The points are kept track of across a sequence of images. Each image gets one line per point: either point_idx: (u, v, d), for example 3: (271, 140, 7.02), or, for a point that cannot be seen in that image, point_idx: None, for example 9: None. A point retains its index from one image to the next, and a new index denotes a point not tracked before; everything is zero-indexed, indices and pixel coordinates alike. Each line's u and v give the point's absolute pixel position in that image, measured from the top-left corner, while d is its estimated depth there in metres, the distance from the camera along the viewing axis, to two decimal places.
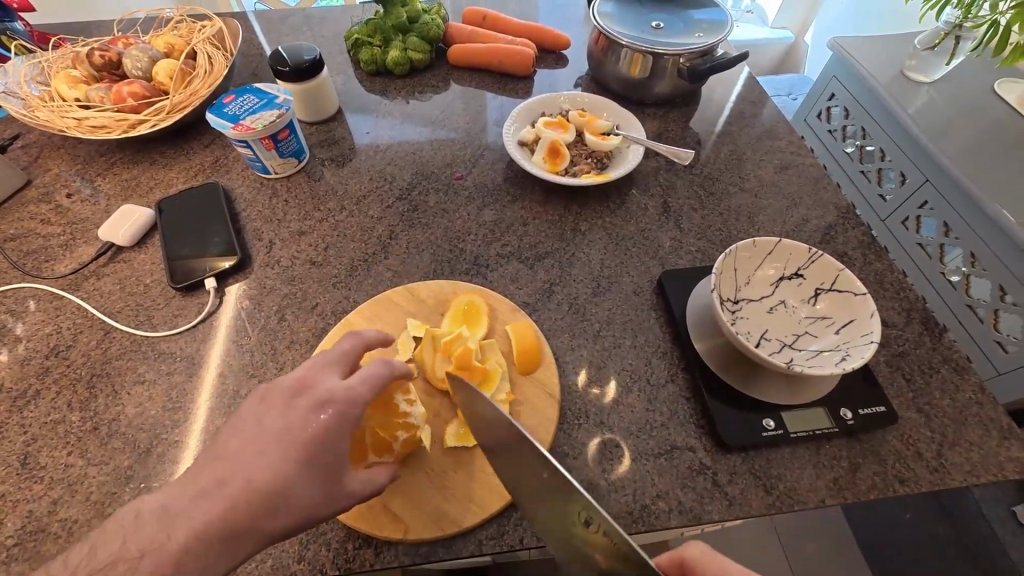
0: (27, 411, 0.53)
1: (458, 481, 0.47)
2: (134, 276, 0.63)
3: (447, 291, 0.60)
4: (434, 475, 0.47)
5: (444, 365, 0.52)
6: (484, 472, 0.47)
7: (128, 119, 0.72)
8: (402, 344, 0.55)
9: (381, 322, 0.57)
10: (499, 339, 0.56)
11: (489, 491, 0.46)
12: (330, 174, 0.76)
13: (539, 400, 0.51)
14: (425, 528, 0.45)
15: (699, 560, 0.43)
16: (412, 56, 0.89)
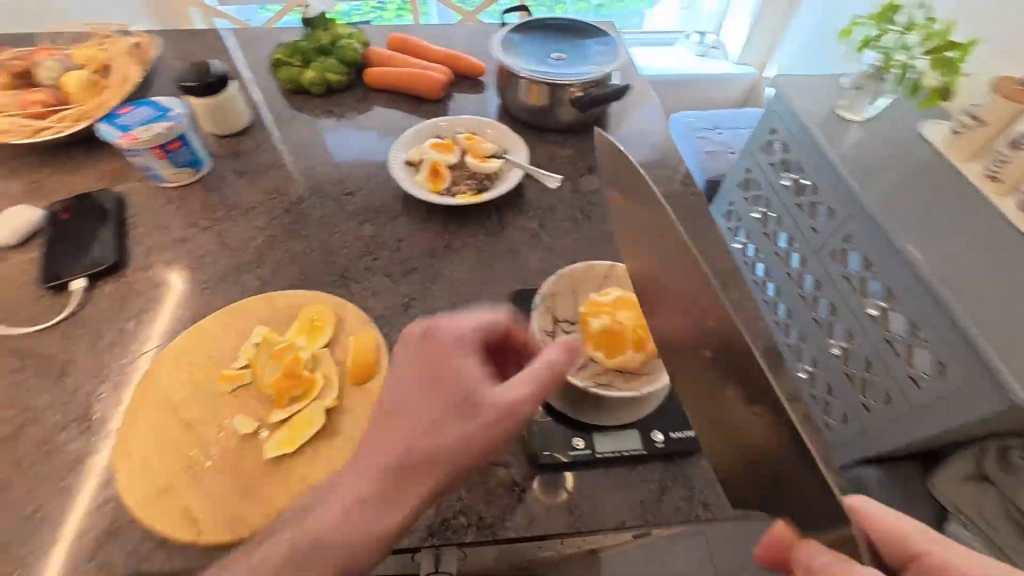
0: None
1: (264, 489, 0.48)
2: (9, 276, 0.66)
3: (304, 300, 0.61)
4: (241, 480, 0.48)
5: (271, 374, 0.54)
6: (290, 479, 0.48)
7: (32, 125, 0.75)
8: (243, 352, 0.57)
9: (231, 330, 0.59)
10: (337, 349, 0.57)
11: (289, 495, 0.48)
12: (227, 185, 0.79)
13: (363, 409, 0.53)
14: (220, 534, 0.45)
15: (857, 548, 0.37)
16: (330, 77, 0.92)
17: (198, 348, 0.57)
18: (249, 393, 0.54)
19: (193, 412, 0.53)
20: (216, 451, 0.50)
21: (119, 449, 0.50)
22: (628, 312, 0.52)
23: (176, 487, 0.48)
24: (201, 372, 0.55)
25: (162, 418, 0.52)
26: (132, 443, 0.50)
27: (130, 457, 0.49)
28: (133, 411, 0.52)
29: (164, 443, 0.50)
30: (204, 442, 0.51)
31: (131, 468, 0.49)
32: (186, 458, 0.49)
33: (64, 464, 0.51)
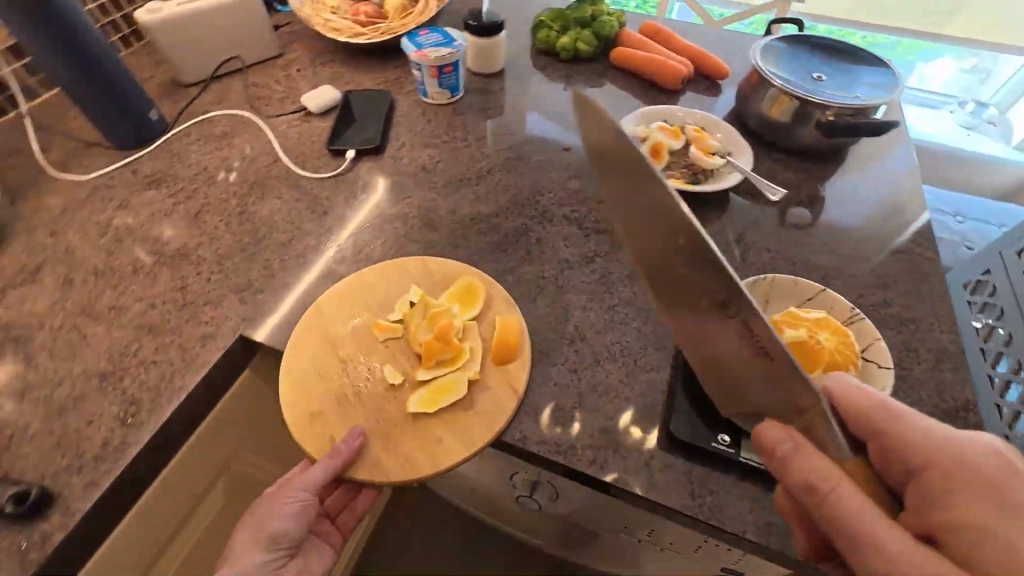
0: (213, 188, 0.77)
1: (403, 440, 0.52)
2: (309, 134, 0.86)
3: (454, 271, 0.64)
4: (381, 432, 0.52)
5: (421, 333, 0.57)
6: (427, 439, 0.52)
7: (354, 29, 0.96)
8: (398, 303, 0.61)
9: (387, 281, 0.63)
10: (481, 323, 0.59)
11: (424, 455, 0.51)
12: (470, 114, 0.91)
13: (496, 391, 0.54)
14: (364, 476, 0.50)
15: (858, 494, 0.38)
16: (580, 47, 1.00)
17: (359, 289, 0.62)
18: (396, 344, 0.58)
19: (346, 349, 0.58)
20: (363, 393, 0.55)
21: (284, 370, 0.56)
22: (829, 335, 0.48)
23: (326, 418, 0.54)
24: (359, 313, 0.61)
25: (321, 349, 0.58)
26: (296, 367, 0.57)
27: (293, 380, 0.56)
28: (299, 337, 0.59)
29: (321, 374, 0.56)
30: (356, 379, 0.56)
31: (290, 390, 0.55)
32: (339, 393, 0.55)
33: (309, 277, 0.66)
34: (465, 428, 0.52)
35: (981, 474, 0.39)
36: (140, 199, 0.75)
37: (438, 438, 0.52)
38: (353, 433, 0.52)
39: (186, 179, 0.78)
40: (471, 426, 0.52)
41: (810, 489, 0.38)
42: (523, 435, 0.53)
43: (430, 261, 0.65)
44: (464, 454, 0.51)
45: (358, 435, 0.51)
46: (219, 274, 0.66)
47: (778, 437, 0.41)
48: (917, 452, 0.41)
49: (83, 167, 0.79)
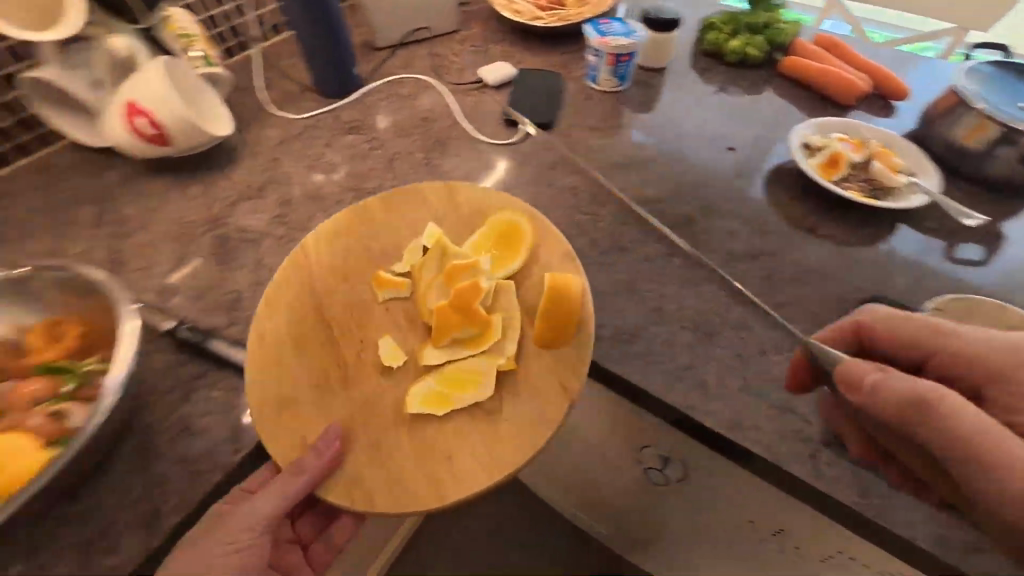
0: (402, 140, 0.85)
1: (402, 440, 0.53)
2: (484, 104, 0.93)
3: (485, 210, 0.67)
4: (372, 431, 0.53)
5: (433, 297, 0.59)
6: (435, 444, 0.52)
7: (534, 14, 1.03)
8: (416, 267, 0.62)
9: (405, 217, 0.67)
10: (523, 290, 0.61)
11: (435, 472, 0.51)
12: (633, 105, 0.94)
13: (534, 396, 0.54)
14: (341, 491, 0.50)
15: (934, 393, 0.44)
16: (748, 52, 1.00)
17: (351, 262, 0.63)
18: (404, 319, 0.60)
19: (335, 324, 0.59)
20: (354, 373, 0.57)
21: (265, 337, 0.57)
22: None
23: (299, 403, 0.54)
24: (357, 272, 0.63)
25: (313, 321, 0.59)
26: (276, 339, 0.58)
27: (275, 344, 0.57)
28: (287, 308, 0.59)
29: (308, 338, 0.58)
30: (345, 355, 0.58)
31: (273, 365, 0.56)
32: (322, 377, 0.56)
33: None
34: (479, 443, 0.52)
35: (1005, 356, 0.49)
36: (341, 141, 0.85)
37: (451, 454, 0.52)
38: (330, 433, 0.52)
39: (379, 129, 0.87)
40: (496, 434, 0.52)
41: (902, 411, 0.45)
42: (689, 405, 0.55)
43: (465, 200, 0.68)
44: (479, 472, 0.50)
45: (334, 433, 0.52)
46: None
47: (867, 370, 0.48)
48: (961, 362, 0.50)
49: (295, 108, 0.91)
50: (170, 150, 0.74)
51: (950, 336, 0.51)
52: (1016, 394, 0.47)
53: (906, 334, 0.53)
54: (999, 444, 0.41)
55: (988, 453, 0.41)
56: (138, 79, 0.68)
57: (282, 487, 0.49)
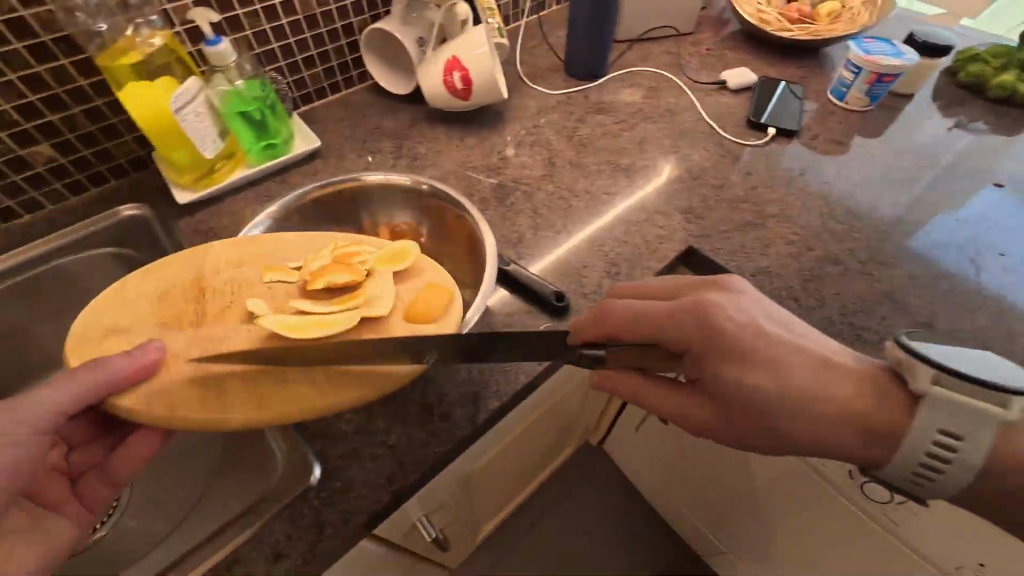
0: (650, 127, 0.92)
1: (266, 364, 0.51)
2: (726, 105, 0.97)
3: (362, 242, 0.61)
4: (207, 350, 0.52)
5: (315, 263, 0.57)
6: (278, 360, 0.51)
7: (783, 24, 1.05)
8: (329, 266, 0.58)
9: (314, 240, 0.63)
10: (401, 287, 0.56)
11: (254, 400, 0.49)
12: (878, 128, 0.94)
13: (388, 340, 0.52)
14: (137, 397, 0.49)
15: (648, 400, 0.51)
16: (1020, 88, 0.94)
17: (251, 252, 0.61)
18: (277, 286, 0.57)
19: (208, 293, 0.57)
20: (217, 313, 0.55)
21: (154, 272, 0.59)
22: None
23: (130, 333, 0.54)
24: (256, 260, 0.60)
25: (232, 269, 0.59)
26: (158, 278, 0.58)
27: (140, 298, 0.57)
28: (172, 278, 0.58)
29: (163, 298, 0.56)
30: (208, 311, 0.55)
31: (102, 305, 0.56)
32: (173, 318, 0.55)
33: (740, 220, 0.76)
34: (317, 371, 0.51)
35: (695, 323, 0.47)
36: (593, 119, 0.93)
37: (285, 383, 0.50)
38: (149, 348, 0.50)
39: (627, 113, 0.94)
40: (343, 376, 0.51)
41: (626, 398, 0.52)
42: None
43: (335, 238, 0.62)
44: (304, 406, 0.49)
45: (155, 347, 0.50)
46: (665, 195, 0.80)
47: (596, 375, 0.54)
48: (663, 325, 0.48)
49: (548, 84, 1.00)
50: (464, 104, 0.85)
51: (694, 309, 0.48)
52: (737, 373, 0.46)
53: (613, 313, 0.50)
54: (686, 420, 0.49)
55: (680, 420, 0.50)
56: (466, 39, 0.80)
57: (81, 378, 0.47)
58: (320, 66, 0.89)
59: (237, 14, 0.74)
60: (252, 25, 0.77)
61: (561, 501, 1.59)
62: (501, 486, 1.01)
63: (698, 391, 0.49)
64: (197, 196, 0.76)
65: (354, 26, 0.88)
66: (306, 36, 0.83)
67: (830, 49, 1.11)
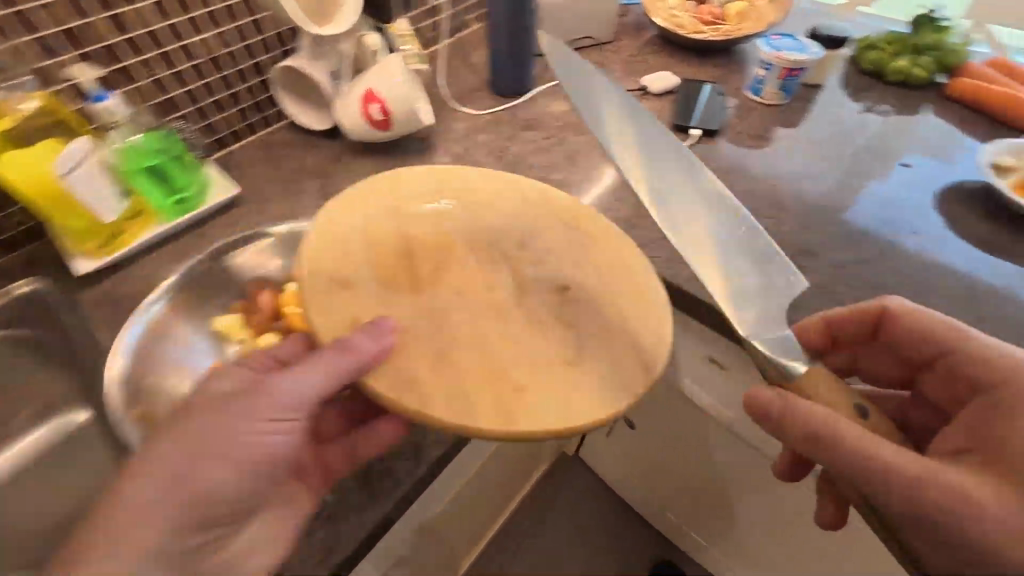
0: (578, 139, 0.92)
1: (425, 376, 0.49)
2: (650, 110, 0.98)
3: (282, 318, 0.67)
4: (416, 332, 0.52)
5: (500, 276, 0.58)
6: (506, 382, 0.50)
7: (696, 27, 1.07)
8: (539, 250, 0.61)
9: (461, 214, 0.63)
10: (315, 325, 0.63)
11: (495, 404, 0.48)
12: (795, 118, 0.98)
13: (614, 356, 0.53)
14: (389, 385, 0.47)
15: (953, 483, 0.43)
16: (916, 72, 1.00)
17: (452, 185, 0.65)
18: (482, 256, 0.59)
19: (411, 254, 0.58)
20: (430, 282, 0.56)
21: (334, 228, 0.58)
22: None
23: (355, 288, 0.54)
24: (441, 221, 0.61)
25: (390, 238, 0.58)
26: (349, 224, 0.58)
27: (367, 242, 0.57)
28: (361, 232, 0.58)
29: (347, 253, 0.56)
30: (418, 269, 0.57)
31: (365, 242, 0.57)
32: (387, 277, 0.55)
33: None
34: (537, 364, 0.51)
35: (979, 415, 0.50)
36: (522, 136, 0.92)
37: (520, 395, 0.49)
38: (376, 330, 0.49)
39: (556, 127, 0.94)
40: (576, 354, 0.53)
41: (913, 478, 0.43)
42: None
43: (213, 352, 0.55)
44: (554, 426, 0.47)
45: (387, 327, 0.49)
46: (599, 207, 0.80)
47: (826, 414, 0.45)
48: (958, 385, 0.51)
49: (476, 105, 0.99)
50: (387, 135, 0.83)
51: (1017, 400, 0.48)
52: None
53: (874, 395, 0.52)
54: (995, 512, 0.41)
55: (937, 482, 0.43)
56: (379, 71, 0.77)
57: (329, 362, 0.46)
58: (232, 109, 0.85)
59: (126, 65, 0.70)
60: (147, 74, 0.73)
61: (550, 509, 1.58)
62: (475, 518, 0.98)
63: (975, 474, 0.44)
64: (105, 263, 0.70)
65: (263, 65, 0.84)
66: (209, 80, 0.79)
67: (744, 47, 1.16)
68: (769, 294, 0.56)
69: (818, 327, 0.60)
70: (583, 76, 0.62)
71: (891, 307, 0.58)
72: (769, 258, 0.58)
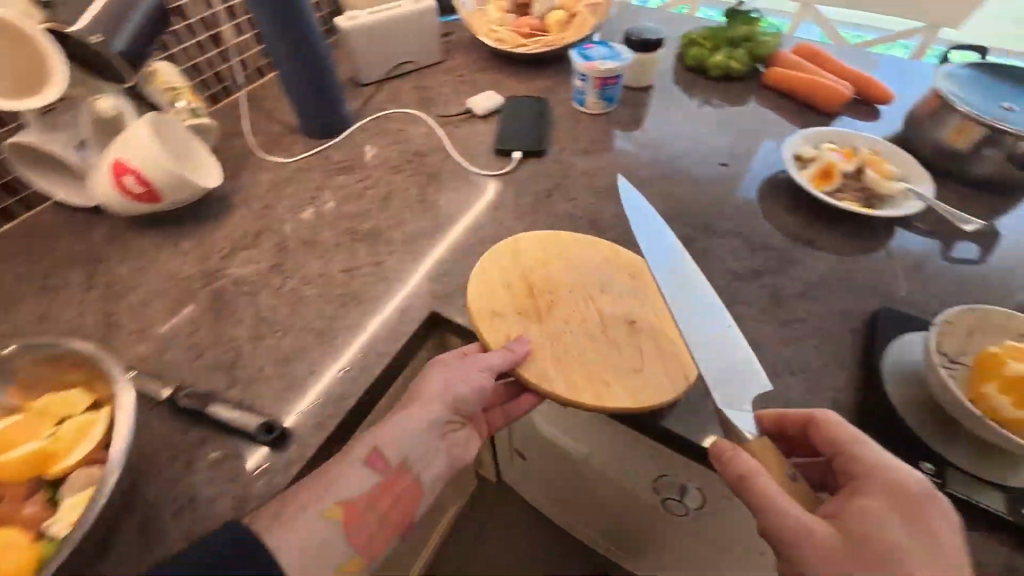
0: (394, 178, 0.85)
1: (563, 366, 0.58)
2: (474, 134, 0.93)
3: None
4: (559, 346, 0.60)
5: (595, 309, 0.63)
6: (613, 358, 0.59)
7: (517, 40, 1.03)
8: (611, 286, 0.66)
9: (585, 269, 0.68)
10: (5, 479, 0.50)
11: (602, 391, 0.56)
12: (621, 125, 0.95)
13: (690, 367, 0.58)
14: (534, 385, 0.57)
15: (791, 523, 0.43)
16: (733, 65, 1.01)
17: (550, 252, 0.69)
18: (580, 291, 0.65)
19: (535, 288, 0.65)
20: (548, 311, 0.63)
21: (494, 260, 0.68)
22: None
23: (504, 317, 0.62)
24: (545, 262, 0.68)
25: (519, 291, 0.65)
26: (488, 288, 0.65)
27: (505, 285, 0.65)
28: (501, 270, 0.67)
29: (496, 294, 0.64)
30: (544, 305, 0.64)
31: (503, 289, 0.65)
32: (526, 306, 0.63)
33: None
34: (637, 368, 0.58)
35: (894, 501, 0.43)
36: (333, 183, 0.84)
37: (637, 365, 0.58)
38: (517, 345, 0.59)
39: (371, 167, 0.87)
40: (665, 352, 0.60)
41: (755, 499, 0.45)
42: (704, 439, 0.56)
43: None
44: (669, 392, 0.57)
45: (525, 341, 0.59)
46: (408, 255, 0.73)
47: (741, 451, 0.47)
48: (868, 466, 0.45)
49: (285, 151, 0.90)
50: (157, 206, 0.72)
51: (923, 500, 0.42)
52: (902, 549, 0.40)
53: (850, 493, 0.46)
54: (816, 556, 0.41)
55: (766, 508, 0.44)
56: (124, 139, 0.67)
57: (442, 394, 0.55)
58: None
59: None
60: None
61: (478, 547, 1.51)
62: None
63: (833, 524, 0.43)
64: None
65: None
66: None
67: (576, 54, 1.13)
68: (736, 394, 0.54)
69: (772, 420, 0.52)
70: (677, 257, 0.65)
71: (820, 419, 0.49)
72: (741, 371, 0.55)
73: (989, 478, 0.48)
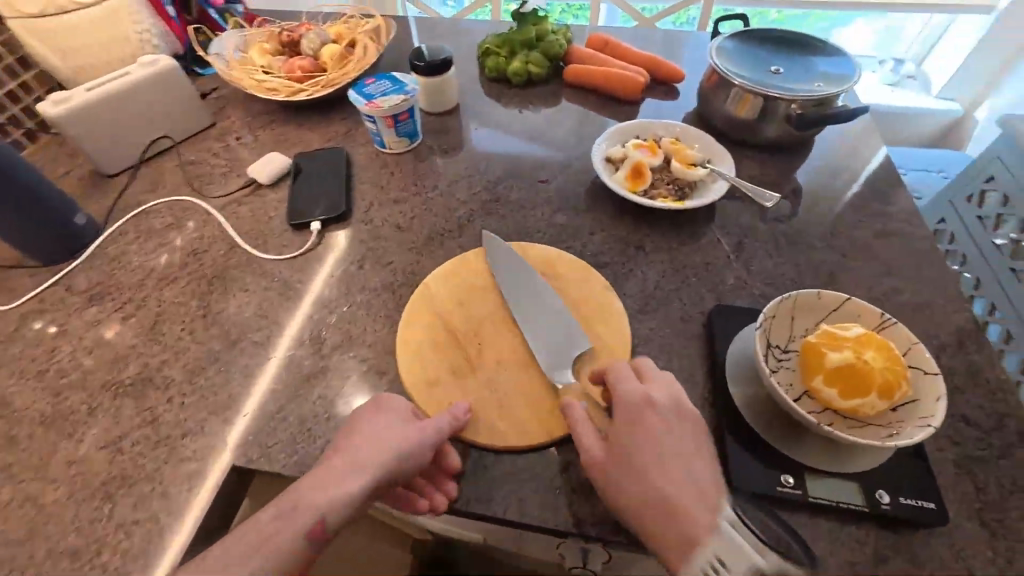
0: (166, 292, 0.68)
1: (499, 419, 0.53)
2: (263, 209, 0.78)
3: None
4: (489, 391, 0.54)
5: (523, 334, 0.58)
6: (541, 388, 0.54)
7: (292, 86, 0.89)
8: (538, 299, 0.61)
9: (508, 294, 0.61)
10: None
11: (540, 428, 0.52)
12: (432, 159, 0.86)
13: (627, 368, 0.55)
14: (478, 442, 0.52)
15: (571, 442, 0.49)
16: (532, 70, 0.97)
17: (470, 283, 0.63)
18: (501, 322, 0.59)
19: (458, 334, 0.58)
20: (478, 357, 0.57)
21: (415, 315, 0.60)
22: (875, 353, 0.45)
23: (440, 386, 0.55)
24: (473, 292, 0.62)
25: (444, 341, 0.58)
26: (410, 349, 0.58)
27: (429, 338, 0.58)
28: (423, 321, 0.60)
29: (422, 351, 0.57)
30: (473, 352, 0.57)
31: (433, 349, 0.57)
32: (451, 359, 0.57)
33: (298, 375, 0.59)
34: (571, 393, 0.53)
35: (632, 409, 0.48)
36: (80, 321, 0.65)
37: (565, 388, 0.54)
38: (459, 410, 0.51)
39: (132, 285, 0.69)
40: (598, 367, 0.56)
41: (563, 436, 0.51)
42: (576, 518, 0.49)
43: None
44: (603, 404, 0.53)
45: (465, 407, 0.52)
46: (193, 395, 0.58)
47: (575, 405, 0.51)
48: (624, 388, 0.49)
49: (6, 293, 0.69)
50: None
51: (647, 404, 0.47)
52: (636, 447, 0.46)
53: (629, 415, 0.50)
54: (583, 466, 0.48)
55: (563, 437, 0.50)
56: None
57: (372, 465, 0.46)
58: None
59: None
60: None
61: None
62: None
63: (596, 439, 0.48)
64: None
65: None
66: None
67: None
68: (559, 359, 0.55)
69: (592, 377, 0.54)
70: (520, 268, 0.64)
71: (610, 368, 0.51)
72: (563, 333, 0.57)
73: (840, 470, 0.48)
